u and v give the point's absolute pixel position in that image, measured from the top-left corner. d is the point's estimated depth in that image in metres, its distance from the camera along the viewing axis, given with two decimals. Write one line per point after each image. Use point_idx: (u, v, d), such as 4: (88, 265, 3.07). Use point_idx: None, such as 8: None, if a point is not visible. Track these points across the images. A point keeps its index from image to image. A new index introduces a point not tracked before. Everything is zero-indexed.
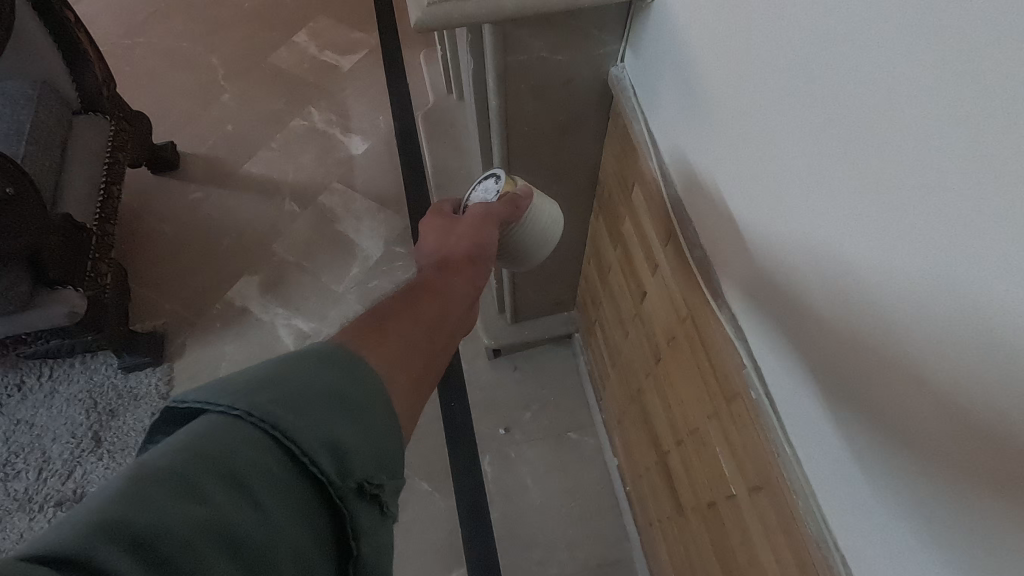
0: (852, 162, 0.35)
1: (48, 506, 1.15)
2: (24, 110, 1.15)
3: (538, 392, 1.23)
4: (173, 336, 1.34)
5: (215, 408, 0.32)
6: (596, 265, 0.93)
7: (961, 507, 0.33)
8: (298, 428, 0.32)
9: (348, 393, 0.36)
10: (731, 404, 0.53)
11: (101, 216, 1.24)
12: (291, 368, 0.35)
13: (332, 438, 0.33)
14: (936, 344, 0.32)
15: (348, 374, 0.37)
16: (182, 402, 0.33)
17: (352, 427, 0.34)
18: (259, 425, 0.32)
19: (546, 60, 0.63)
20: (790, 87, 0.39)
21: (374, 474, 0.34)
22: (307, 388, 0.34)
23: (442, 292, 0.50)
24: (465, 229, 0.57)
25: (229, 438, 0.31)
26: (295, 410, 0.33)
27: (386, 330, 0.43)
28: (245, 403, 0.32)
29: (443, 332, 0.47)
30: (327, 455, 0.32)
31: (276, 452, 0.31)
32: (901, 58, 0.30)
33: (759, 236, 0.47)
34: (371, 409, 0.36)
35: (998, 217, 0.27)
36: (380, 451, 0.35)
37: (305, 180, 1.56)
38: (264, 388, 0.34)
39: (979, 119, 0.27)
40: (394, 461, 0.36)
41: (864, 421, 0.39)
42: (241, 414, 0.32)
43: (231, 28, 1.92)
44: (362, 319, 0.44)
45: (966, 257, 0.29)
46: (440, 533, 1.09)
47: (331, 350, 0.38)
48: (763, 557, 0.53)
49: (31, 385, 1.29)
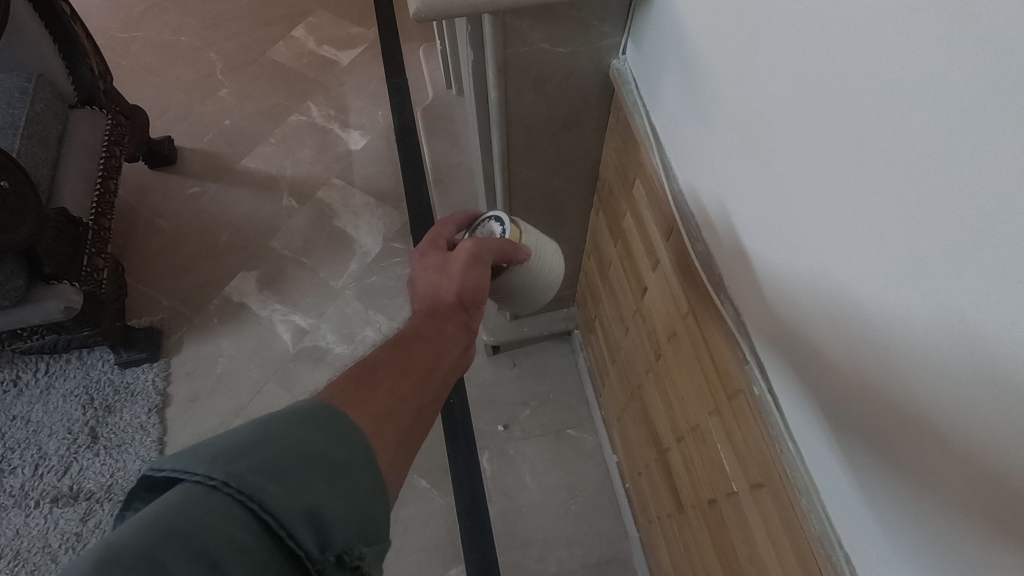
0: (856, 163, 0.35)
1: (44, 502, 1.14)
2: (20, 102, 1.13)
3: (538, 389, 1.22)
4: (171, 332, 1.34)
5: (191, 477, 0.32)
6: (596, 262, 0.92)
7: (959, 515, 0.33)
8: (276, 499, 0.32)
9: (329, 456, 0.36)
10: (732, 401, 0.52)
11: (98, 210, 1.23)
12: (270, 431, 0.36)
13: (312, 507, 0.33)
14: (939, 348, 0.32)
15: (331, 437, 0.38)
16: (158, 469, 0.33)
17: (332, 494, 0.34)
18: (236, 496, 0.32)
19: (547, 52, 0.62)
20: (794, 84, 0.38)
21: (353, 544, 0.34)
22: (285, 454, 0.35)
23: (432, 341, 0.51)
24: (456, 270, 0.57)
25: (205, 511, 0.31)
26: (273, 477, 0.33)
27: (373, 387, 0.44)
28: (222, 472, 0.32)
29: (434, 380, 0.49)
30: (305, 526, 0.33)
31: (250, 524, 0.31)
32: (905, 65, 0.30)
33: (761, 237, 0.46)
34: (354, 473, 0.37)
35: (997, 234, 0.27)
36: (361, 517, 0.35)
37: (303, 175, 1.55)
38: (242, 453, 0.34)
39: (978, 134, 0.27)
40: (378, 525, 0.36)
41: (866, 423, 0.39)
42: (218, 485, 0.32)
43: (230, 22, 1.91)
44: (349, 373, 0.45)
45: (965, 275, 0.29)
46: (439, 530, 1.09)
47: (318, 406, 0.39)
48: (764, 555, 0.52)
49: (27, 380, 1.28)
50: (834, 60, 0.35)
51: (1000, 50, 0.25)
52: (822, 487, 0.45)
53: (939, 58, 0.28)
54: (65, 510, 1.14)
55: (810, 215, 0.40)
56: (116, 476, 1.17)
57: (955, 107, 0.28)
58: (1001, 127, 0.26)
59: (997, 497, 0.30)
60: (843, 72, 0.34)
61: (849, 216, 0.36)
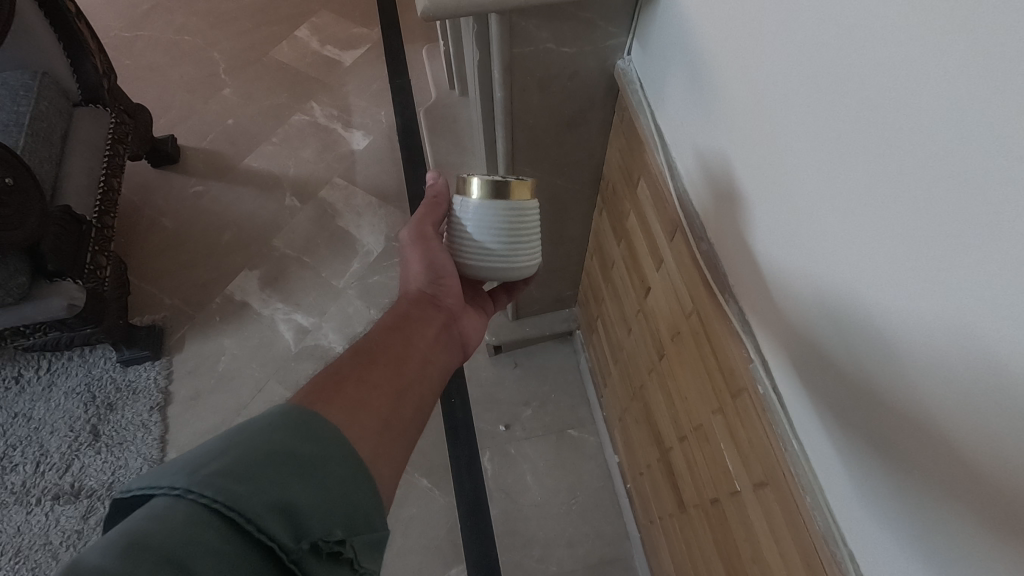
0: (859, 162, 0.35)
1: (45, 500, 1.15)
2: (25, 99, 1.14)
3: (539, 389, 1.22)
4: (172, 330, 1.34)
5: (159, 492, 0.35)
6: (599, 262, 0.93)
7: (961, 512, 0.33)
8: (242, 497, 0.35)
9: (295, 452, 0.39)
10: (736, 399, 0.53)
11: (101, 208, 1.23)
12: (233, 441, 0.39)
13: (281, 502, 0.36)
14: (941, 347, 0.32)
15: (301, 437, 0.41)
16: (128, 492, 0.36)
17: (299, 488, 0.37)
18: (201, 500, 0.34)
19: (552, 52, 0.62)
20: (798, 85, 0.39)
21: (328, 531, 0.37)
22: (249, 458, 0.37)
23: (403, 331, 0.58)
24: (412, 256, 0.62)
25: (172, 516, 0.33)
26: (237, 479, 0.36)
27: (339, 388, 0.48)
28: (185, 481, 0.35)
29: (407, 366, 0.55)
30: (275, 519, 0.35)
31: (218, 524, 0.34)
32: (911, 67, 0.30)
33: (764, 238, 0.47)
34: (322, 468, 0.40)
35: (1000, 235, 0.27)
36: (331, 507, 0.38)
37: (305, 175, 1.56)
38: (206, 462, 0.36)
39: (982, 136, 0.27)
40: (356, 511, 0.40)
41: (869, 424, 0.39)
42: (182, 493, 0.34)
43: (232, 21, 1.91)
44: (317, 379, 0.49)
45: (966, 277, 0.29)
46: (440, 530, 1.09)
47: (289, 409, 0.43)
48: (767, 554, 0.52)
49: (29, 377, 1.29)
50: (840, 60, 0.35)
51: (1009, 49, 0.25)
52: (825, 485, 0.45)
53: (946, 57, 0.28)
54: (66, 507, 1.14)
55: (813, 215, 0.40)
56: (118, 473, 1.17)
57: (958, 110, 0.28)
58: (1008, 127, 0.26)
59: (999, 495, 0.30)
60: (850, 71, 0.34)
61: (851, 216, 0.36)
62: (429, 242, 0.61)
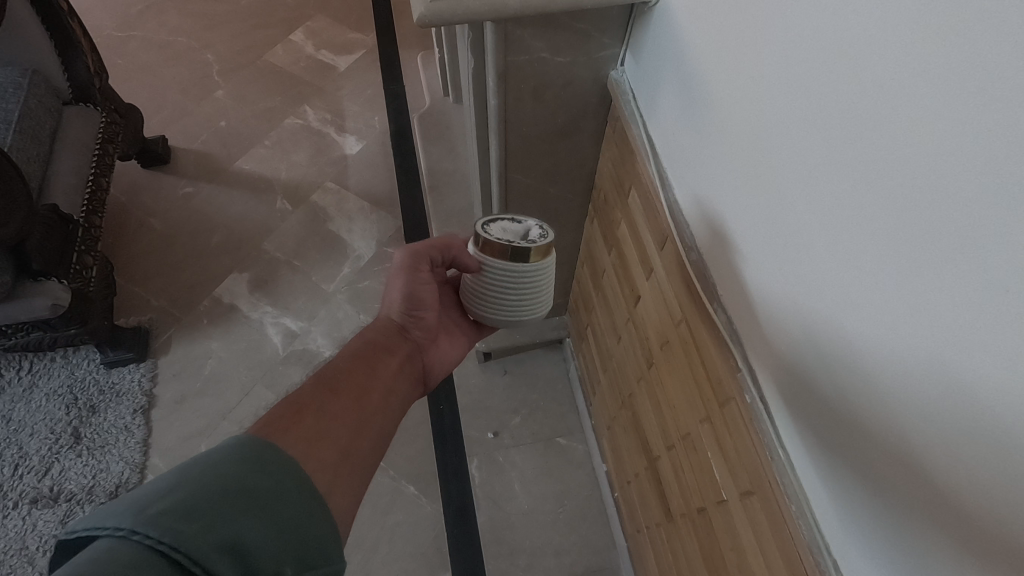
0: (846, 174, 0.35)
1: (23, 503, 1.12)
2: (14, 96, 1.12)
3: (528, 396, 1.22)
4: (159, 332, 1.32)
5: (103, 532, 0.33)
6: (590, 270, 0.93)
7: (941, 524, 0.33)
8: (189, 537, 0.34)
9: (247, 488, 0.39)
10: (723, 408, 0.52)
11: (89, 208, 1.22)
12: (183, 478, 0.38)
13: (229, 540, 0.36)
14: (924, 362, 0.32)
15: (253, 470, 0.41)
16: (71, 533, 0.34)
17: (251, 524, 0.37)
18: (145, 541, 0.33)
19: (546, 61, 0.63)
20: (789, 98, 0.39)
21: (277, 567, 0.38)
22: (197, 492, 0.37)
23: (370, 361, 0.60)
24: (394, 283, 0.65)
25: (113, 557, 0.32)
26: (183, 518, 0.35)
27: (301, 418, 0.49)
28: (130, 521, 0.34)
29: (370, 395, 0.56)
30: (222, 557, 0.35)
31: (161, 565, 0.33)
32: (901, 83, 0.30)
33: (752, 250, 0.47)
34: (276, 503, 0.40)
35: (985, 246, 0.27)
36: (282, 542, 0.39)
37: (298, 179, 1.55)
38: (154, 501, 0.35)
39: (968, 152, 0.27)
40: (307, 544, 0.40)
41: (853, 440, 0.39)
42: (126, 534, 0.33)
43: (227, 23, 1.91)
44: (279, 408, 0.50)
45: (948, 291, 0.30)
46: (426, 538, 1.08)
47: (250, 440, 0.43)
48: (753, 562, 0.52)
49: (10, 378, 1.26)
50: (832, 70, 0.35)
51: (998, 66, 0.25)
52: (810, 494, 0.45)
53: (933, 73, 0.28)
54: (44, 511, 1.11)
55: (799, 226, 0.40)
56: (98, 477, 1.15)
57: (948, 125, 0.28)
58: (995, 144, 0.26)
59: (977, 510, 0.30)
60: (841, 82, 0.34)
61: (838, 228, 0.36)
62: (416, 273, 0.65)
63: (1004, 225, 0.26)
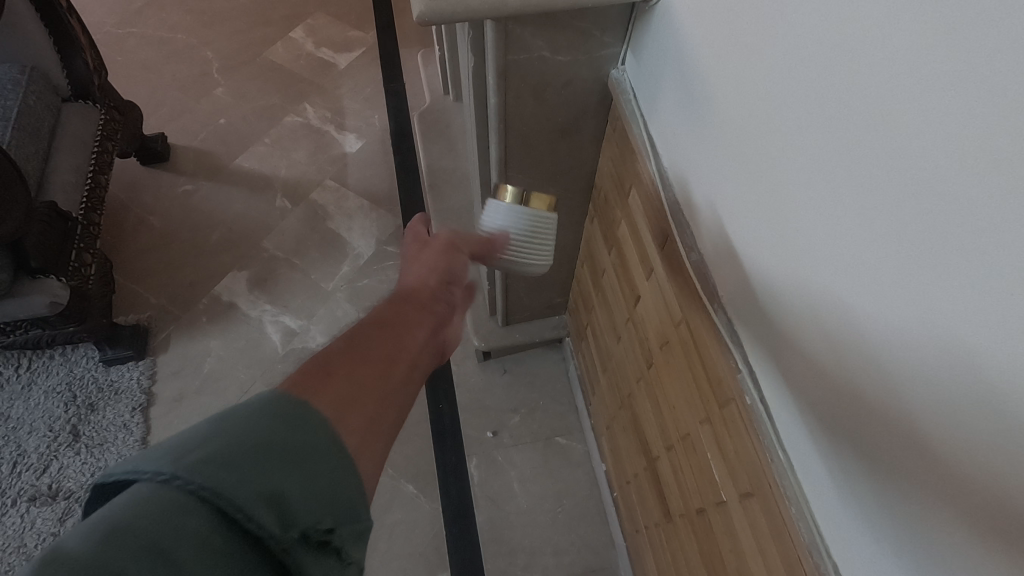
0: (850, 175, 0.35)
1: (21, 501, 1.12)
2: (12, 93, 1.12)
3: (527, 396, 1.22)
4: (158, 330, 1.32)
5: (142, 475, 0.29)
6: (590, 269, 0.93)
7: (948, 522, 0.33)
8: (229, 486, 0.29)
9: (286, 438, 0.33)
10: (723, 410, 0.52)
11: (88, 205, 1.21)
12: (220, 422, 0.32)
13: (271, 490, 0.31)
14: (933, 365, 0.32)
15: (288, 425, 0.34)
16: (110, 475, 0.30)
17: (295, 475, 0.32)
18: (186, 486, 0.29)
19: (547, 60, 0.63)
20: (793, 99, 0.38)
21: (320, 520, 0.32)
22: (233, 438, 0.31)
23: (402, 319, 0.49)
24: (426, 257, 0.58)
25: (149, 507, 0.28)
26: (223, 465, 0.30)
27: (332, 372, 0.39)
28: (169, 463, 0.29)
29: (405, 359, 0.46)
30: (264, 506, 0.30)
31: (200, 515, 0.29)
32: (902, 85, 0.30)
33: (756, 252, 0.47)
34: (318, 455, 0.34)
35: (988, 248, 0.27)
36: (331, 495, 0.33)
37: (297, 177, 1.55)
38: (192, 446, 0.31)
39: (969, 154, 0.27)
40: (352, 501, 0.34)
41: (861, 442, 0.39)
42: (167, 477, 0.29)
43: (227, 21, 1.90)
44: (308, 361, 0.40)
45: (953, 293, 0.29)
46: (425, 537, 1.08)
47: (276, 397, 0.35)
48: (751, 564, 0.52)
49: (8, 376, 1.26)
50: (835, 70, 0.34)
51: (1004, 66, 0.25)
52: (813, 494, 0.45)
53: (933, 75, 0.28)
54: (43, 509, 1.11)
55: (803, 226, 0.40)
56: (97, 475, 1.15)
57: (949, 128, 0.28)
58: (999, 148, 0.26)
59: (987, 514, 0.30)
60: (844, 83, 0.34)
61: (841, 229, 0.36)
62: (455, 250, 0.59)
63: (1007, 228, 0.26)
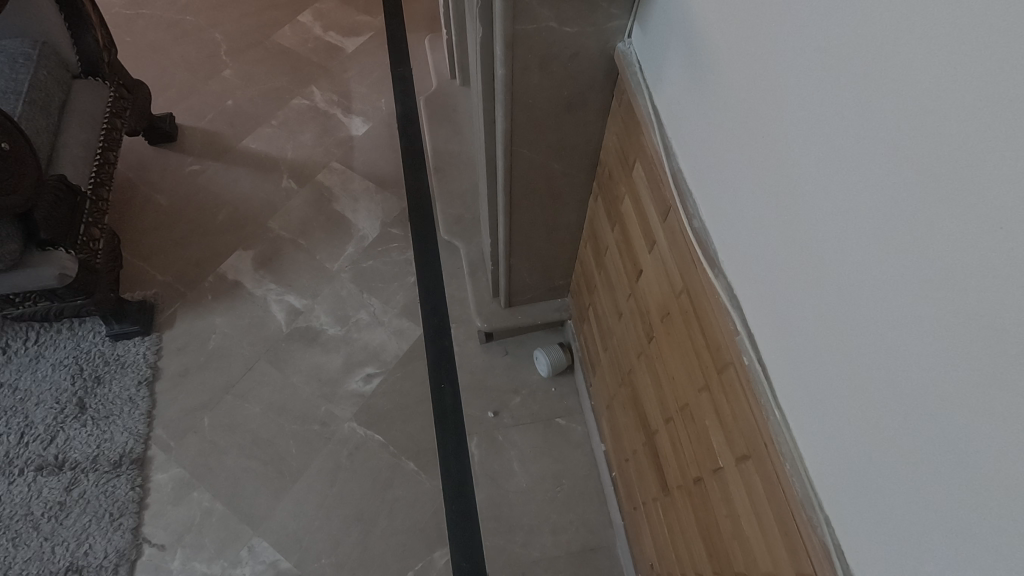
0: (849, 123, 0.34)
1: (28, 470, 1.14)
2: (23, 67, 1.13)
3: (528, 377, 1.23)
4: (164, 307, 1.34)
5: None
6: (593, 249, 0.93)
7: (922, 474, 0.33)
8: None
9: None
10: (722, 375, 0.53)
11: (97, 180, 1.22)
12: None
13: None
14: (930, 305, 0.30)
15: None
16: None
17: None
18: None
19: (555, 31, 0.63)
20: (796, 52, 0.38)
21: None
22: None
23: None
24: None
25: None
26: None
27: None
28: None
29: None
30: None
31: None
32: (897, 29, 0.30)
33: (753, 212, 0.46)
34: None
35: (984, 182, 0.27)
36: None
37: (304, 158, 1.56)
38: None
39: (963, 91, 0.27)
40: None
41: (850, 399, 0.38)
42: None
43: (236, 4, 1.91)
44: None
45: (945, 234, 0.29)
46: (425, 513, 1.10)
47: None
48: (747, 525, 0.53)
49: (16, 349, 1.27)
50: (835, 21, 0.34)
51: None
52: (805, 456, 0.45)
53: (927, 14, 0.28)
54: (49, 478, 1.13)
55: (799, 185, 0.40)
56: (103, 447, 1.16)
57: (944, 66, 0.28)
58: (1001, 76, 0.25)
59: (966, 459, 0.29)
60: (841, 34, 0.34)
61: (836, 182, 0.36)
62: None
63: (1000, 159, 0.26)
